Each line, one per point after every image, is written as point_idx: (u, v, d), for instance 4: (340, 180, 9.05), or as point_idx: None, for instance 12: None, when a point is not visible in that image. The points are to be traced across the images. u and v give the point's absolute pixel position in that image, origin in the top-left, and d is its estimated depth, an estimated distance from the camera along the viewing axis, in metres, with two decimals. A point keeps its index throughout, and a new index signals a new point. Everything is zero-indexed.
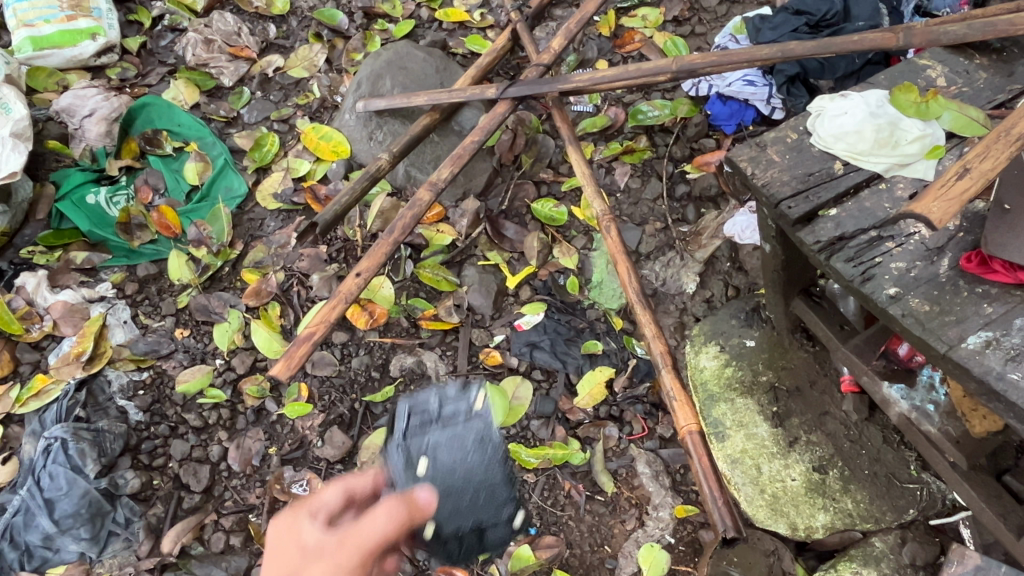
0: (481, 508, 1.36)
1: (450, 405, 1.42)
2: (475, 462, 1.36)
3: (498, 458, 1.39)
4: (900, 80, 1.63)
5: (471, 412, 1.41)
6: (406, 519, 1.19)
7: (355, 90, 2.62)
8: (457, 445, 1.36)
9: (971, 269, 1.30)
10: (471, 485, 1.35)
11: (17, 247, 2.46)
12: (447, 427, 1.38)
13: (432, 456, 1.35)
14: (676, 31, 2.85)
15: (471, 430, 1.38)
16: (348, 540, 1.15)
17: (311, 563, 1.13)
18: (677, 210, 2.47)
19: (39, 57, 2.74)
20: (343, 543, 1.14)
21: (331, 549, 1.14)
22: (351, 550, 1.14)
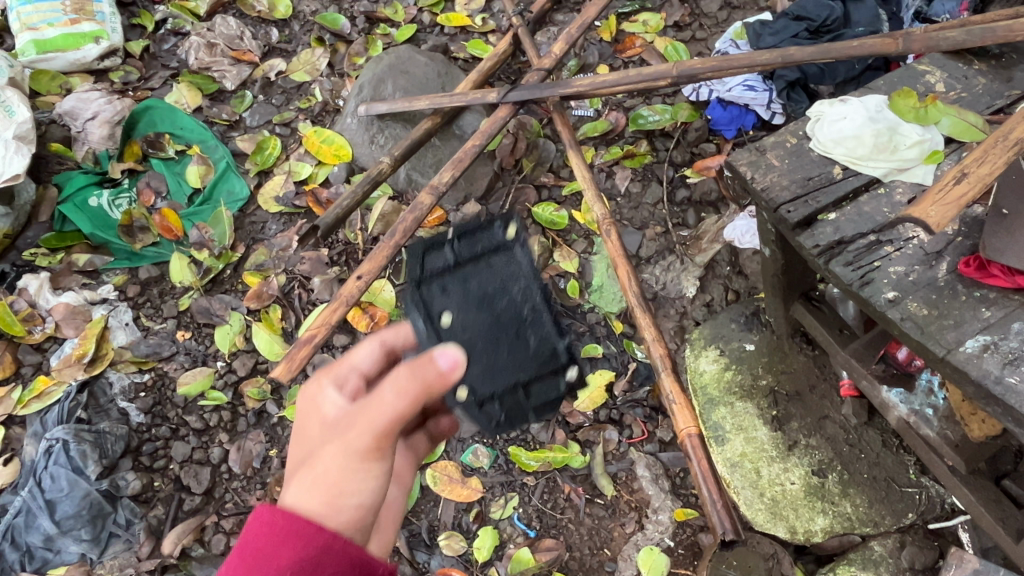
0: (519, 347, 1.34)
1: (472, 245, 1.41)
2: (501, 300, 1.36)
3: (534, 299, 1.37)
4: (899, 85, 1.64)
5: (497, 256, 1.41)
6: (418, 394, 1.07)
7: (357, 94, 2.63)
8: (475, 283, 1.37)
9: (968, 273, 1.31)
10: (503, 334, 1.33)
11: (20, 249, 2.47)
12: (466, 266, 1.39)
13: (450, 293, 1.36)
14: (677, 36, 2.87)
15: (493, 264, 1.40)
16: (358, 419, 1.05)
17: (326, 441, 1.08)
18: (677, 214, 2.47)
19: (43, 60, 2.75)
20: (356, 421, 1.05)
21: (344, 424, 1.07)
22: (361, 427, 1.05)
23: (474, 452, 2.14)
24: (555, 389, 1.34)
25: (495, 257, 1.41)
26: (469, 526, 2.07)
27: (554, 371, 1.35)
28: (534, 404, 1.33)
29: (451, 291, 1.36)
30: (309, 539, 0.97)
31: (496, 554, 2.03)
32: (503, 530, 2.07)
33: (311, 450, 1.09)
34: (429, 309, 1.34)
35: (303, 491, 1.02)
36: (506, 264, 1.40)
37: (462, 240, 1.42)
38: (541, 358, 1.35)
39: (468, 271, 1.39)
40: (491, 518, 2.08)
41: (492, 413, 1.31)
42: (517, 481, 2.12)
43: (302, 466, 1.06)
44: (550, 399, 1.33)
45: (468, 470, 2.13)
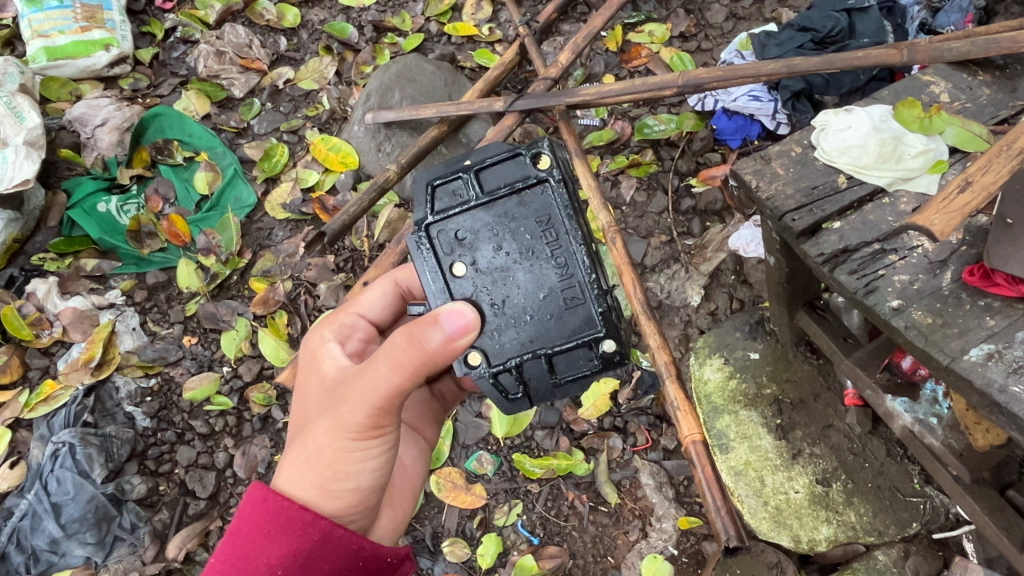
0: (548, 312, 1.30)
1: (496, 176, 1.32)
2: (526, 248, 1.30)
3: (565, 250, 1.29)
4: (903, 96, 1.65)
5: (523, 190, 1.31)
6: (414, 363, 1.05)
7: (364, 102, 2.66)
8: (496, 223, 1.31)
9: (973, 282, 1.31)
10: (527, 295, 1.30)
11: (29, 254, 2.49)
12: (490, 202, 1.31)
13: (467, 235, 1.31)
14: (682, 46, 2.89)
15: (519, 200, 1.31)
16: (349, 393, 1.10)
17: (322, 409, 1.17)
18: (682, 223, 2.49)
19: (53, 67, 2.77)
20: (346, 399, 1.11)
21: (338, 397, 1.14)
22: (348, 407, 1.10)
23: (478, 459, 2.14)
24: (587, 360, 1.32)
25: (523, 194, 1.31)
26: (473, 532, 2.08)
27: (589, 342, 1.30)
28: (561, 378, 1.32)
29: (468, 233, 1.31)
30: (292, 526, 1.11)
31: (500, 561, 2.04)
32: (507, 537, 2.07)
33: (314, 416, 1.19)
34: (442, 257, 1.31)
35: (299, 465, 1.15)
36: (532, 201, 1.31)
37: (485, 172, 1.33)
38: (574, 328, 1.30)
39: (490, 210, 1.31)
40: (495, 525, 2.08)
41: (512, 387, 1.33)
42: (520, 489, 2.12)
43: (305, 432, 1.17)
44: (580, 371, 1.32)
45: (472, 477, 2.13)
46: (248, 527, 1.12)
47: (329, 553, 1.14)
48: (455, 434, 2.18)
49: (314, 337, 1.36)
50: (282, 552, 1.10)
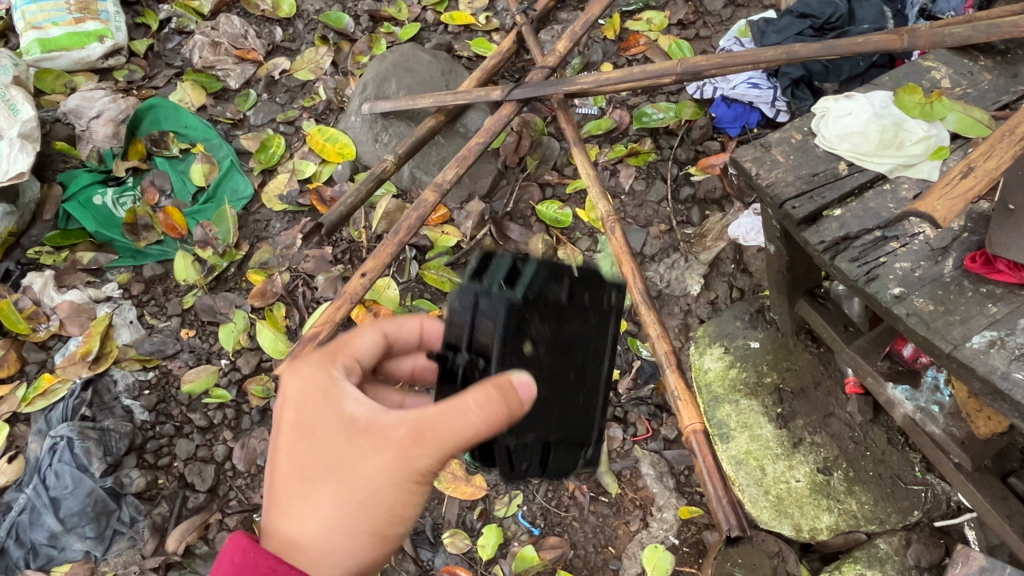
0: (568, 394, 1.27)
1: (581, 290, 1.26)
2: (576, 340, 1.26)
3: (603, 339, 1.28)
4: (904, 81, 1.63)
5: (600, 286, 1.27)
6: (503, 419, 1.00)
7: (361, 92, 2.63)
8: (563, 327, 1.25)
9: (975, 269, 1.30)
10: (561, 393, 1.26)
11: (25, 247, 2.47)
12: (570, 307, 1.25)
13: (539, 318, 1.22)
14: (681, 34, 2.86)
15: (592, 320, 1.26)
16: (423, 438, 1.01)
17: (367, 455, 1.04)
18: (681, 212, 2.47)
19: (48, 59, 2.76)
20: (420, 443, 1.01)
21: (401, 442, 1.02)
22: (421, 455, 1.02)
23: None
24: (575, 459, 1.30)
25: (600, 301, 1.27)
26: (473, 523, 2.06)
27: (593, 426, 1.29)
28: (548, 466, 1.30)
29: (541, 319, 1.22)
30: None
31: (501, 552, 2.03)
32: (508, 528, 2.06)
33: (356, 460, 1.04)
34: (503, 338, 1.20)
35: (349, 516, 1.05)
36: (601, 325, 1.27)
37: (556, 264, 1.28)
38: (575, 429, 1.29)
39: (566, 297, 1.24)
40: (495, 516, 2.07)
41: (515, 460, 1.29)
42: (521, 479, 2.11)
43: (355, 480, 1.04)
44: (566, 466, 1.30)
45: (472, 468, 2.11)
46: None
47: None
48: None
49: (308, 367, 1.14)
50: None
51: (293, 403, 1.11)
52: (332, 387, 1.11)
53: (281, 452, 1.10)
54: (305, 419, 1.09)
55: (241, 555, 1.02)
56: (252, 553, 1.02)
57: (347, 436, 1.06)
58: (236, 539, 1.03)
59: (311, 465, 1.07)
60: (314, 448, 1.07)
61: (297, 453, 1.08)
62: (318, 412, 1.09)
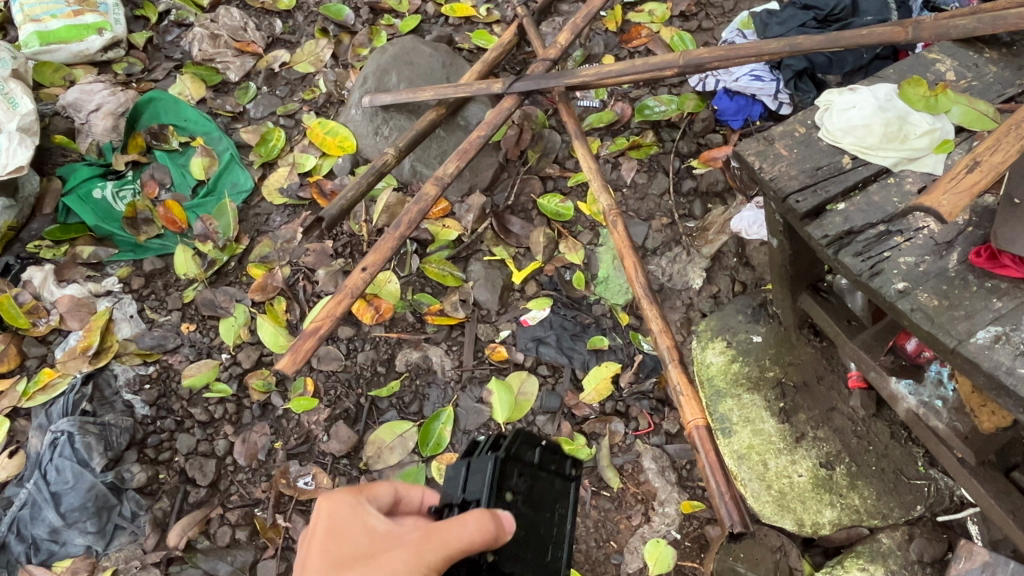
0: (544, 548, 1.32)
1: (548, 455, 1.41)
2: (546, 497, 1.37)
3: (566, 503, 1.40)
4: (909, 73, 1.62)
5: (562, 456, 1.44)
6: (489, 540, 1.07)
7: (361, 85, 2.62)
8: (537, 484, 1.36)
9: (980, 263, 1.30)
10: (539, 538, 1.32)
11: (24, 242, 2.46)
12: (541, 467, 1.38)
13: (518, 473, 1.33)
14: (683, 26, 2.85)
15: (559, 484, 1.41)
16: (432, 537, 1.04)
17: (385, 551, 1.05)
18: (683, 205, 2.46)
19: (46, 52, 2.74)
20: (428, 540, 1.04)
21: (415, 539, 1.05)
22: (431, 552, 1.03)
23: None
24: None
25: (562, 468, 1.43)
26: None
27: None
28: None
29: (523, 472, 1.34)
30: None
31: None
32: None
33: (374, 554, 1.05)
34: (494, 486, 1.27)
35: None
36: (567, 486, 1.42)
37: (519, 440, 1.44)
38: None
39: (538, 460, 1.38)
40: None
41: None
42: None
43: (371, 567, 1.02)
44: None
45: None
46: None
47: None
48: (457, 420, 2.17)
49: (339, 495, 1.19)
50: None
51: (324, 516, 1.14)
52: (360, 507, 1.15)
53: (306, 561, 1.09)
54: (336, 529, 1.12)
55: None
56: None
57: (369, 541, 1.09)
58: None
59: (337, 561, 1.06)
60: (342, 551, 1.08)
61: (323, 554, 1.08)
62: (346, 524, 1.13)
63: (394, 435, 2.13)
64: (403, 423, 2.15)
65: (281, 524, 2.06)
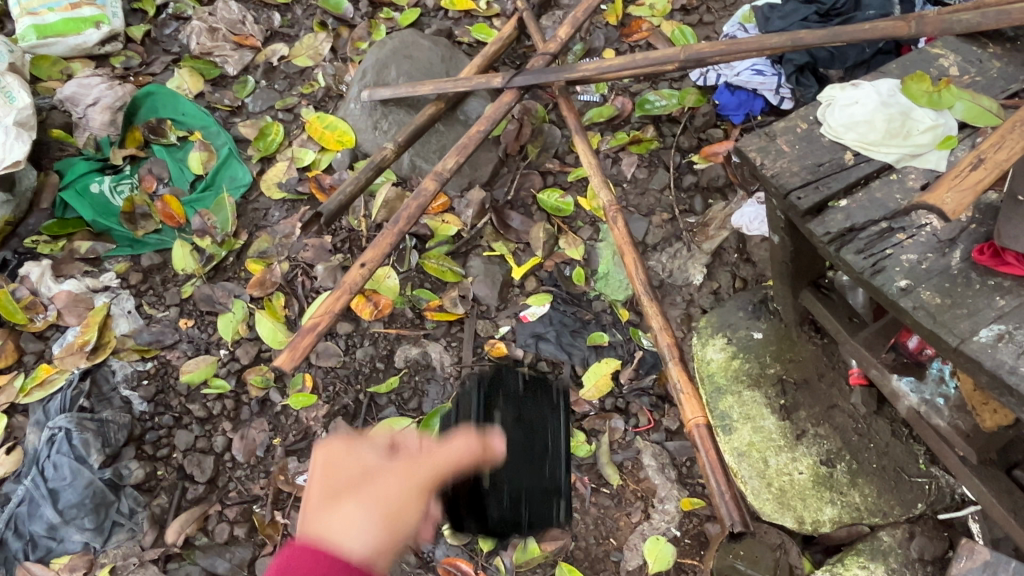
0: (537, 462, 1.68)
1: (534, 383, 1.77)
2: (535, 419, 1.72)
3: (554, 419, 1.76)
4: (912, 69, 1.60)
5: (545, 386, 1.79)
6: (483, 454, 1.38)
7: (360, 79, 2.60)
8: (527, 410, 1.71)
9: (983, 261, 1.28)
10: (530, 450, 1.68)
11: (21, 237, 2.45)
12: (527, 394, 1.74)
13: (506, 404, 1.70)
14: (684, 20, 2.83)
15: (546, 403, 1.76)
16: (427, 452, 1.28)
17: (379, 480, 1.19)
18: (684, 200, 2.45)
19: (44, 45, 2.73)
20: (420, 457, 1.26)
21: (406, 471, 1.22)
22: (430, 461, 1.26)
23: None
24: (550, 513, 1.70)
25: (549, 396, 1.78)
26: None
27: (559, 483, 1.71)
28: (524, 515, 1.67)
29: (506, 397, 1.72)
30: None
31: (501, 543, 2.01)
32: None
33: (371, 482, 1.18)
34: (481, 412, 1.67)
35: (372, 517, 1.10)
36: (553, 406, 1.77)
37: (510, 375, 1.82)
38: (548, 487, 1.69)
39: (522, 390, 1.74)
40: None
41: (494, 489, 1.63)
42: None
43: (371, 493, 1.15)
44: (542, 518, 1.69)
45: None
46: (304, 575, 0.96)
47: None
48: None
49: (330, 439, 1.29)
50: None
51: (320, 455, 1.24)
52: (351, 441, 1.26)
53: (309, 491, 1.19)
54: (333, 463, 1.22)
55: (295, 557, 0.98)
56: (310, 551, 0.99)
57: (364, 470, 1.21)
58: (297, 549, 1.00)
59: (337, 491, 1.15)
60: (337, 480, 1.18)
61: (322, 483, 1.18)
62: (341, 455, 1.23)
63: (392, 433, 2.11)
64: (402, 419, 2.14)
65: (279, 521, 2.05)
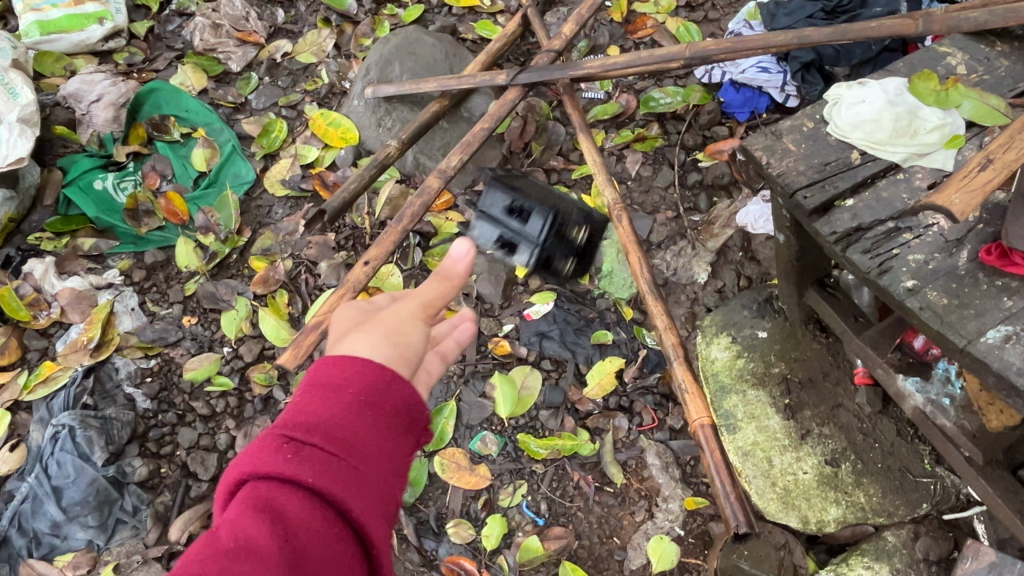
0: (560, 200, 2.27)
1: (526, 178, 2.36)
2: (548, 190, 2.30)
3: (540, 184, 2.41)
4: (919, 67, 1.59)
5: (538, 182, 2.34)
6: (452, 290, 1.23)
7: (364, 75, 2.60)
8: (530, 182, 2.32)
9: (990, 261, 1.27)
10: (552, 196, 2.27)
11: (25, 233, 2.46)
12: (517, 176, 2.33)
13: (525, 185, 2.28)
14: (689, 17, 2.82)
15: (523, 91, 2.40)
16: (419, 287, 1.23)
17: (379, 315, 1.17)
18: (689, 198, 2.44)
19: (47, 41, 2.72)
20: (411, 293, 1.22)
21: (406, 303, 1.19)
22: (425, 295, 1.21)
23: (482, 440, 2.12)
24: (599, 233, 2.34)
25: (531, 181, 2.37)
26: (477, 513, 2.05)
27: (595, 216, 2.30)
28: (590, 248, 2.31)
29: (524, 185, 2.27)
30: (370, 404, 0.98)
31: (505, 542, 2.01)
32: (512, 517, 2.04)
33: (372, 317, 1.16)
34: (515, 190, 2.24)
35: (374, 339, 1.08)
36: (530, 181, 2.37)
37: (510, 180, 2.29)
38: (590, 219, 2.29)
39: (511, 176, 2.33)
40: (500, 506, 2.06)
41: (575, 254, 2.28)
42: (526, 469, 2.09)
43: (372, 324, 1.13)
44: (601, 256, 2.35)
45: (476, 457, 2.11)
46: (325, 392, 0.98)
47: (389, 404, 0.99)
48: (459, 414, 2.17)
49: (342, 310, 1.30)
50: (353, 408, 0.96)
51: (335, 321, 1.25)
52: (359, 303, 1.26)
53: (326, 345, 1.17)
54: (343, 319, 1.22)
55: (320, 380, 1.00)
56: (329, 371, 1.01)
57: (369, 313, 1.20)
58: (321, 368, 1.02)
59: (344, 331, 1.16)
60: (344, 327, 1.18)
61: (335, 334, 1.18)
62: (348, 313, 1.23)
63: None
64: None
65: None
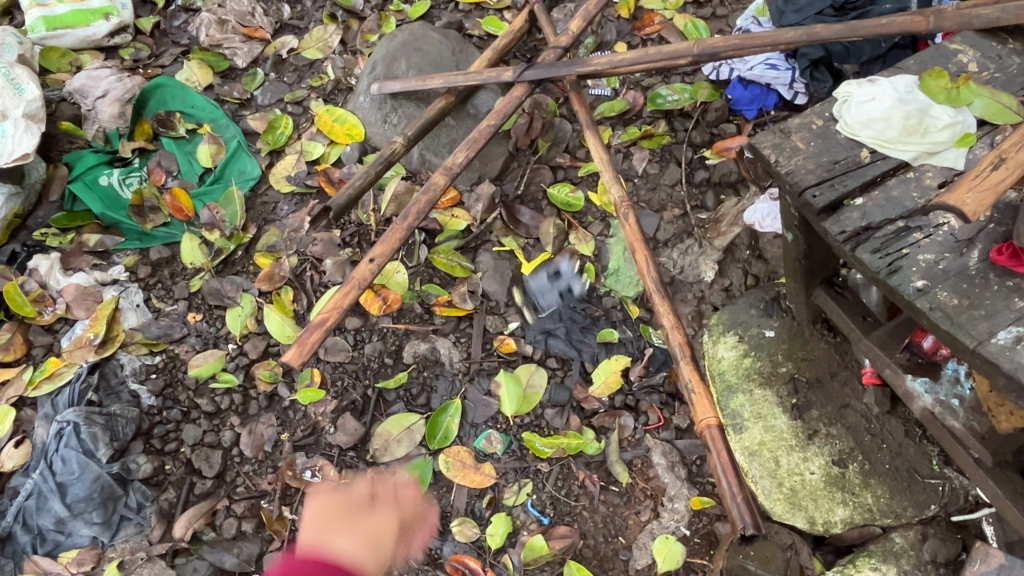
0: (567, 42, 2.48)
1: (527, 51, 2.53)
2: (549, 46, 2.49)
3: None
4: (930, 65, 1.57)
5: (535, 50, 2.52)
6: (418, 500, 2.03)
7: (370, 72, 2.58)
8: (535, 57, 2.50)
9: (1002, 262, 1.26)
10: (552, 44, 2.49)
11: (30, 229, 2.46)
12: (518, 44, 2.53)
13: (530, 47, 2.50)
14: (697, 12, 2.80)
15: None
16: (378, 507, 1.82)
17: (359, 514, 1.80)
18: (696, 196, 2.42)
19: (52, 37, 2.71)
20: (376, 505, 1.83)
21: (372, 511, 1.82)
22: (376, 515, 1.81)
23: (487, 438, 2.10)
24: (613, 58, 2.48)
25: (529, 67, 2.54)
26: (482, 511, 2.04)
27: None
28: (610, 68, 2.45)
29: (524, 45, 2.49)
30: None
31: (509, 541, 2.00)
32: (517, 517, 2.03)
33: (337, 529, 1.74)
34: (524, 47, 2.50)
35: (354, 539, 1.71)
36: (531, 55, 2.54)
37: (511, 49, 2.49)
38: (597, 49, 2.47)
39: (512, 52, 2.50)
40: (505, 505, 2.05)
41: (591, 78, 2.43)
42: (530, 468, 2.08)
43: (343, 531, 1.73)
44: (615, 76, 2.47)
45: (481, 456, 2.10)
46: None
47: None
48: (464, 413, 2.16)
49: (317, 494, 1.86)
50: None
51: (316, 498, 1.83)
52: (331, 498, 1.83)
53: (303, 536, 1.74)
54: (323, 510, 1.79)
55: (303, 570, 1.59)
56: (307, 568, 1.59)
57: (345, 512, 1.79)
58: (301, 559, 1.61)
59: (321, 524, 1.73)
60: (331, 514, 1.78)
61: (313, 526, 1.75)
62: (324, 507, 1.80)
63: (401, 427, 2.12)
64: (410, 415, 2.13)
65: (288, 516, 2.05)
